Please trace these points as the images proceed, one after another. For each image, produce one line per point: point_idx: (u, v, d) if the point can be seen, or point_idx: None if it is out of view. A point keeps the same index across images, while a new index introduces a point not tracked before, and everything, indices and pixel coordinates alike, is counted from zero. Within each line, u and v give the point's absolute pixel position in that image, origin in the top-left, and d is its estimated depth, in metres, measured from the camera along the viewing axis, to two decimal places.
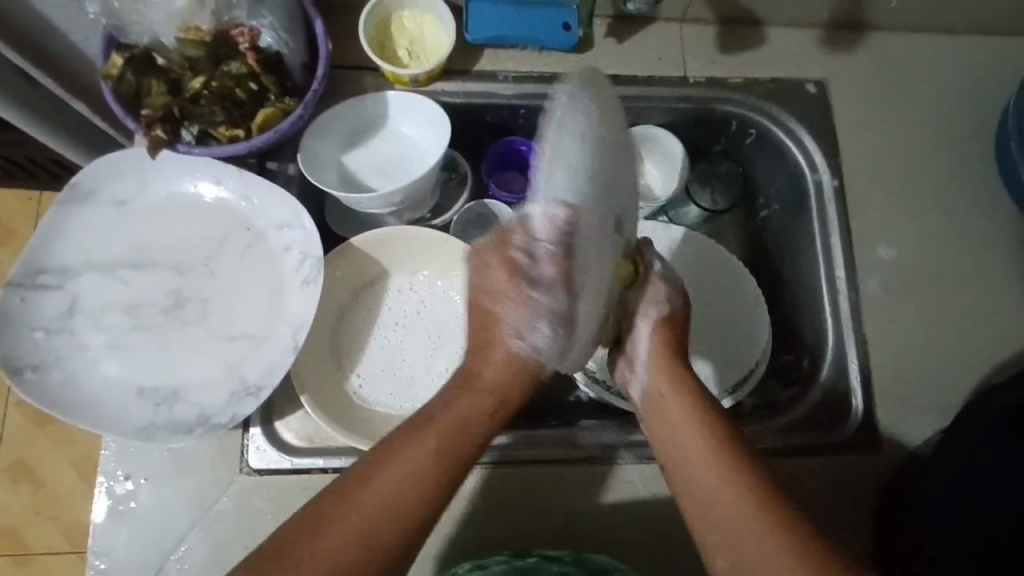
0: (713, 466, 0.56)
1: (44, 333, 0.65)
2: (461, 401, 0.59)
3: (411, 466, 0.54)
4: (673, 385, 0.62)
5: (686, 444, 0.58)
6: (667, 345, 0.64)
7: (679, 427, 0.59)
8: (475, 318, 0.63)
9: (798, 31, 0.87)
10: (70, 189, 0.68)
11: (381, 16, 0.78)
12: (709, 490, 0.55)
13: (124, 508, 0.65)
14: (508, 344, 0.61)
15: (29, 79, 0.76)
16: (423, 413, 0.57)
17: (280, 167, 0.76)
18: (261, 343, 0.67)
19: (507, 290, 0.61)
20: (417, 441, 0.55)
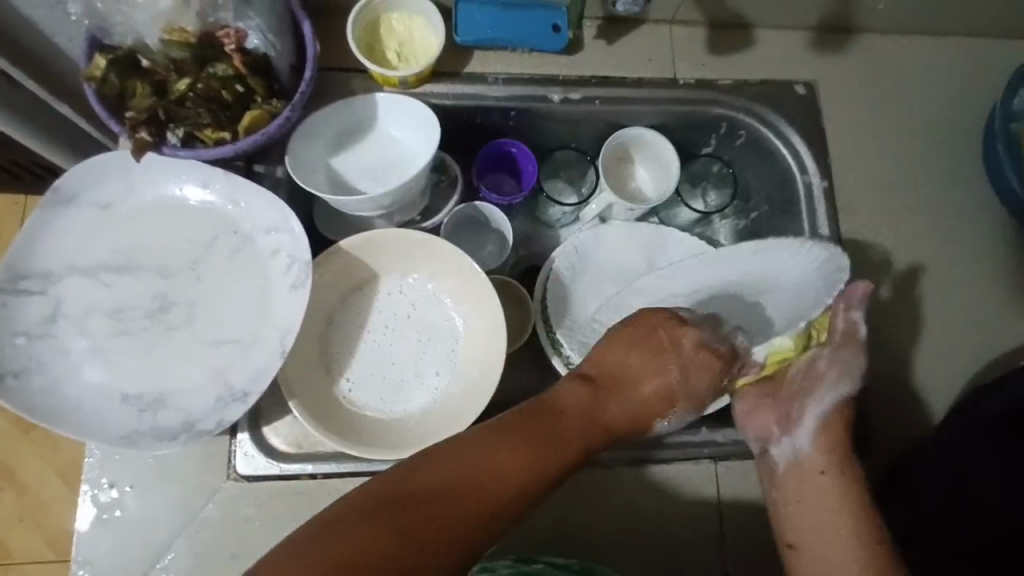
0: (842, 526, 0.63)
1: (25, 339, 0.64)
2: (596, 423, 0.64)
3: (528, 463, 0.58)
4: (831, 445, 0.67)
5: (819, 506, 0.64)
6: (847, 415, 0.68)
7: (825, 484, 0.65)
8: (653, 351, 0.67)
9: (786, 33, 0.87)
10: (53, 192, 0.67)
11: (369, 17, 0.77)
12: (833, 560, 0.62)
13: (109, 516, 0.64)
14: (659, 398, 0.67)
15: (10, 81, 0.75)
16: (564, 426, 0.62)
17: (268, 169, 0.75)
18: (248, 348, 0.67)
19: (703, 367, 0.68)
20: (546, 454, 0.60)
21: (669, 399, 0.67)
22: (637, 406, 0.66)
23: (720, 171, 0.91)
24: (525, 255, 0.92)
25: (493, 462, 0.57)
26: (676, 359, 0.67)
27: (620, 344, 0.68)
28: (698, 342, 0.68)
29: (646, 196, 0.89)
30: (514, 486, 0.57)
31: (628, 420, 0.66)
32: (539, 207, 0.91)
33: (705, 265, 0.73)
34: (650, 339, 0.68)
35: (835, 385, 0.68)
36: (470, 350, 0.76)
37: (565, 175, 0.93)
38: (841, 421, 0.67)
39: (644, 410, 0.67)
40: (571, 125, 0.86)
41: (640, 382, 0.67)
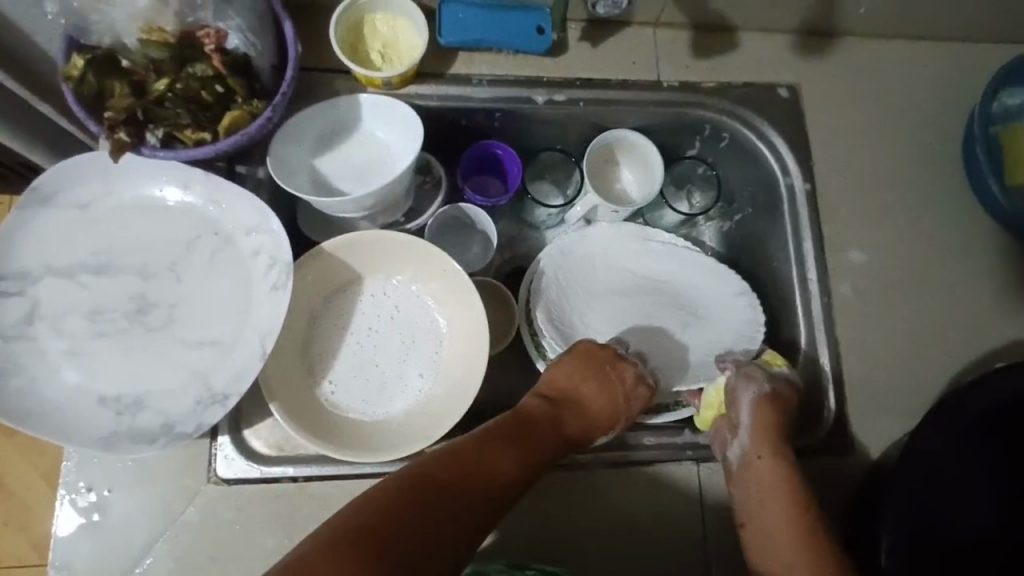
0: (783, 522, 0.65)
1: (1, 341, 0.63)
2: (561, 436, 0.68)
3: (516, 464, 0.62)
4: (765, 439, 0.69)
5: (767, 498, 0.67)
6: (778, 410, 0.71)
7: (770, 478, 0.67)
8: (592, 379, 0.73)
9: (771, 36, 0.87)
10: (30, 193, 0.66)
11: (352, 17, 0.77)
12: (777, 551, 0.64)
13: (87, 520, 0.63)
14: (600, 420, 0.71)
15: None
16: (532, 438, 0.66)
17: (250, 170, 0.74)
18: (228, 350, 0.66)
19: (637, 396, 0.74)
20: (524, 459, 0.63)
21: (605, 421, 0.71)
22: (590, 424, 0.71)
23: (704, 174, 0.92)
24: (510, 257, 0.92)
25: (483, 465, 0.60)
26: (616, 383, 0.73)
27: (570, 366, 0.74)
28: (636, 377, 0.75)
29: (631, 198, 0.89)
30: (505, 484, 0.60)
31: (585, 436, 0.70)
32: (524, 210, 0.91)
33: (671, 257, 0.89)
34: (601, 370, 0.74)
35: (756, 382, 0.72)
36: (453, 352, 0.76)
37: (550, 177, 0.93)
38: (776, 417, 0.70)
39: (591, 431, 0.71)
40: (555, 127, 0.87)
41: (591, 404, 0.71)
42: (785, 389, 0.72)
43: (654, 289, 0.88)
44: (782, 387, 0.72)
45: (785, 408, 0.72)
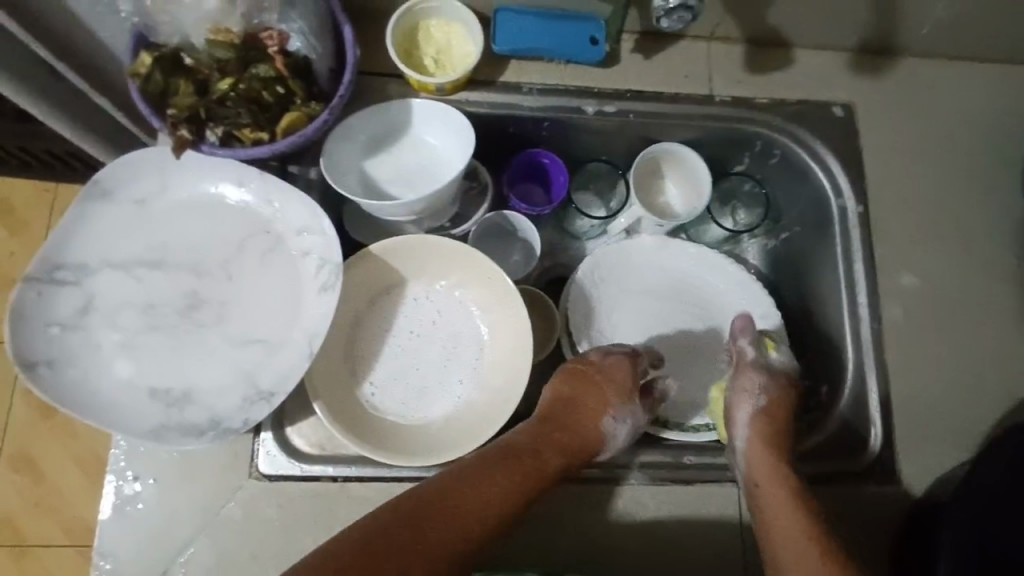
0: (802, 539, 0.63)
1: (59, 329, 0.65)
2: (564, 441, 0.68)
3: (517, 481, 0.62)
4: (771, 456, 0.69)
5: (782, 513, 0.65)
6: (779, 424, 0.71)
7: (782, 502, 0.66)
8: (579, 380, 0.73)
9: (826, 53, 0.86)
10: (91, 186, 0.67)
11: (408, 23, 0.77)
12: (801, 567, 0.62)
13: (130, 509, 0.64)
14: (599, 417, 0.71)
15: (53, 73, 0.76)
16: (531, 450, 0.65)
17: (302, 170, 0.76)
18: (277, 349, 0.67)
19: (621, 387, 0.73)
20: (525, 472, 0.63)
21: (599, 412, 0.71)
22: (587, 426, 0.70)
23: (751, 190, 0.91)
24: (550, 266, 0.92)
25: (487, 482, 0.61)
26: (604, 380, 0.73)
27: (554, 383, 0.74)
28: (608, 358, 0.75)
29: (675, 212, 0.88)
30: (512, 499, 0.61)
31: (593, 436, 0.70)
32: (566, 220, 0.91)
33: (709, 271, 0.88)
34: (586, 372, 0.74)
35: (756, 391, 0.73)
36: (493, 360, 0.76)
37: (594, 187, 0.92)
38: (776, 429, 0.71)
39: (595, 430, 0.70)
40: (603, 139, 0.86)
41: (580, 404, 0.71)
42: (784, 398, 0.73)
43: (691, 300, 0.87)
44: (780, 396, 0.73)
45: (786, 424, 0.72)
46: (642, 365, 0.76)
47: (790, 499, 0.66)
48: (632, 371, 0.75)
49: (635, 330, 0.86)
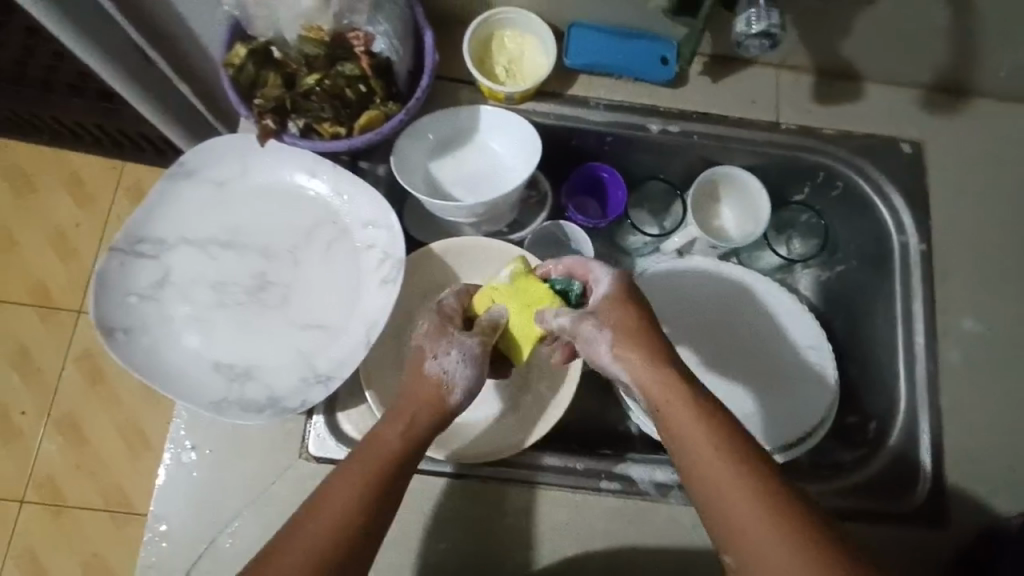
0: (747, 511, 0.50)
1: (137, 299, 0.68)
2: (404, 409, 0.60)
3: (366, 473, 0.56)
4: (673, 404, 0.56)
5: (716, 480, 0.52)
6: (651, 340, 0.60)
7: (709, 460, 0.53)
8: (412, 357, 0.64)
9: (897, 88, 0.85)
10: (176, 166, 0.71)
11: (484, 33, 0.80)
12: (763, 546, 0.49)
13: (185, 477, 0.67)
14: (423, 379, 0.61)
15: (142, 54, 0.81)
16: (369, 440, 0.58)
17: (371, 167, 0.79)
18: (336, 335, 0.70)
19: (428, 332, 0.64)
20: (369, 460, 0.56)
21: (418, 362, 0.63)
22: (419, 399, 0.61)
23: (808, 221, 0.91)
24: None
25: (328, 502, 0.54)
26: (417, 341, 0.65)
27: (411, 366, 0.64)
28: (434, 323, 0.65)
29: (729, 235, 0.88)
30: (359, 509, 0.54)
31: (421, 389, 0.61)
32: (618, 235, 0.91)
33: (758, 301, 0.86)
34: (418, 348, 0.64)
35: (619, 310, 0.61)
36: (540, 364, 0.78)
37: (649, 206, 0.93)
38: (649, 349, 0.59)
39: (420, 380, 0.61)
40: (663, 158, 0.87)
41: (412, 379, 0.62)
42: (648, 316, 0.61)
43: (740, 331, 0.85)
44: (643, 313, 0.61)
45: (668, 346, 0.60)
46: (452, 309, 0.66)
47: (715, 452, 0.53)
48: (440, 316, 0.65)
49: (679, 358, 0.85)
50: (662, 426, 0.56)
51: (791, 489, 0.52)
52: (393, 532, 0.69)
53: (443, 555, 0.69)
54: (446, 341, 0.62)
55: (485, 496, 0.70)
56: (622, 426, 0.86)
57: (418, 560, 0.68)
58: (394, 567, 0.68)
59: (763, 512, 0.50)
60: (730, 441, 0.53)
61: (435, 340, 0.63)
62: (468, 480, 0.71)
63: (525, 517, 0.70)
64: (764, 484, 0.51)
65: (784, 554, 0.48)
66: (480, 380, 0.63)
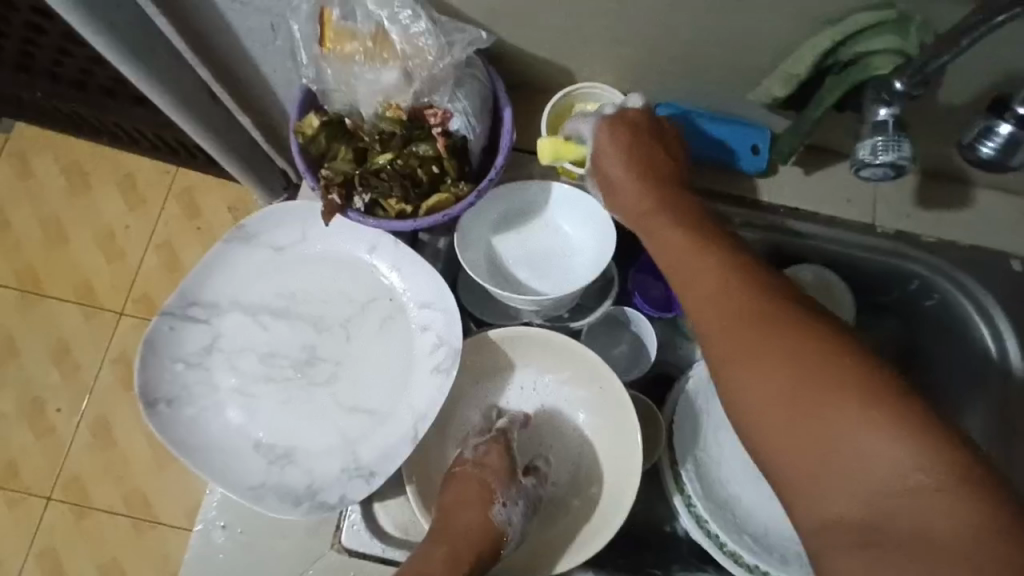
0: (708, 285, 0.56)
1: (183, 366, 0.66)
2: (456, 544, 0.62)
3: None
4: (652, 216, 0.62)
5: (686, 271, 0.58)
6: (638, 158, 0.65)
7: (682, 256, 0.58)
8: (468, 486, 0.67)
9: (1010, 197, 0.78)
10: (237, 230, 0.69)
11: (565, 105, 0.75)
12: (720, 320, 0.54)
13: (212, 558, 0.65)
14: (485, 519, 0.64)
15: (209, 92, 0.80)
16: (413, 570, 0.61)
17: (432, 239, 0.76)
18: (381, 422, 0.66)
19: (499, 471, 0.67)
20: None
21: (483, 498, 0.65)
22: (474, 537, 0.63)
23: (889, 327, 0.84)
24: (657, 362, 0.88)
25: None
26: (478, 471, 0.67)
27: (466, 490, 0.66)
28: (500, 462, 0.68)
29: None
30: None
31: (483, 532, 0.64)
32: (681, 319, 0.86)
33: None
34: (481, 482, 0.67)
35: (612, 141, 0.65)
36: (592, 466, 0.72)
37: None
38: (634, 171, 0.64)
39: (479, 520, 0.64)
40: None
41: (470, 511, 0.65)
42: (642, 133, 0.66)
43: None
44: (637, 135, 0.65)
45: (663, 162, 0.66)
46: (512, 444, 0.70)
47: (682, 241, 0.59)
48: (505, 452, 0.69)
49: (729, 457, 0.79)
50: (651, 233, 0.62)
51: (766, 274, 0.54)
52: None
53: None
54: (513, 491, 0.67)
55: None
56: (668, 527, 0.79)
57: None
58: None
59: (720, 280, 0.55)
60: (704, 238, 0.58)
61: (505, 484, 0.67)
62: None
63: None
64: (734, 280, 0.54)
65: (743, 341, 0.51)
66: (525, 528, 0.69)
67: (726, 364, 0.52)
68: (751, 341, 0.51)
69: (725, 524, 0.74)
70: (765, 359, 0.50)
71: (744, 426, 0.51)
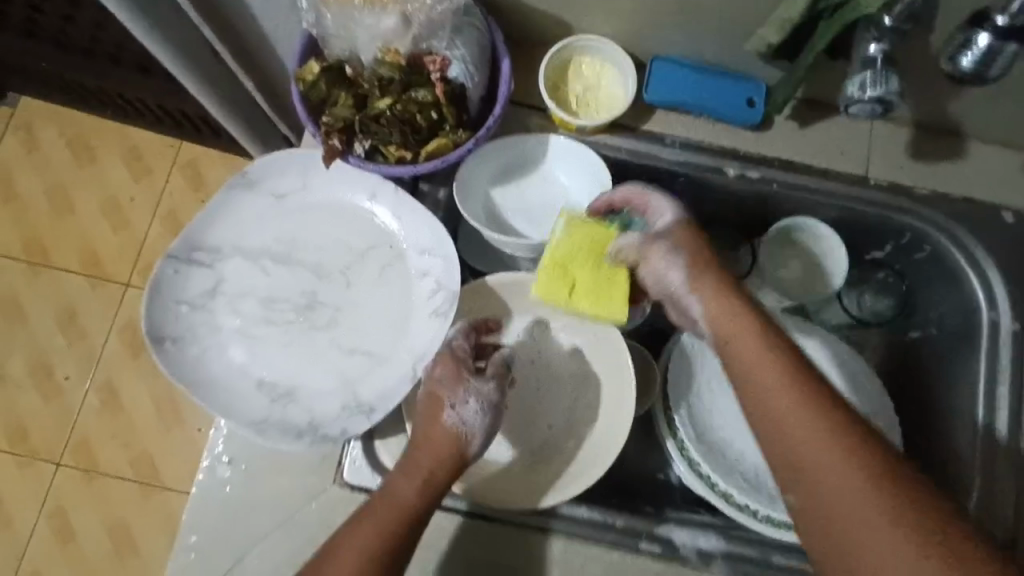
0: (785, 391, 0.58)
1: (188, 308, 0.68)
2: (420, 464, 0.62)
3: (372, 538, 0.59)
4: (727, 313, 0.64)
5: (761, 370, 0.60)
6: (704, 252, 0.68)
7: (752, 356, 0.61)
8: (425, 405, 0.65)
9: (1003, 151, 0.79)
10: (240, 177, 0.71)
11: (562, 58, 0.76)
12: (800, 428, 0.56)
13: (218, 491, 0.67)
14: (444, 429, 0.63)
15: (211, 50, 0.81)
16: (383, 494, 0.62)
17: (432, 189, 0.76)
18: (381, 364, 0.68)
19: (445, 379, 0.65)
20: (384, 516, 0.60)
21: (435, 411, 0.64)
22: (435, 452, 0.63)
23: (885, 280, 0.86)
24: (652, 318, 0.90)
25: (339, 554, 0.59)
26: (432, 388, 0.65)
27: (423, 410, 0.65)
28: (449, 369, 0.65)
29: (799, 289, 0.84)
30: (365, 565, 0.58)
31: (440, 443, 0.63)
32: None
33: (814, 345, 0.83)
34: (432, 400, 0.65)
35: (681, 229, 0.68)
36: (587, 408, 0.75)
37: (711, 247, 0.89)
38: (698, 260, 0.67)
39: (437, 434, 0.63)
40: (734, 202, 0.82)
41: (431, 432, 0.64)
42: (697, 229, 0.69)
43: None
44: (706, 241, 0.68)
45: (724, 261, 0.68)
46: (461, 352, 0.67)
47: (757, 345, 0.61)
48: (452, 360, 0.66)
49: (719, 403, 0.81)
50: (749, 362, 0.60)
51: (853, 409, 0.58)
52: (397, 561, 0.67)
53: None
54: (462, 391, 0.64)
55: (509, 540, 0.68)
56: (662, 475, 0.82)
57: None
58: None
59: (794, 391, 0.58)
60: (780, 348, 0.61)
61: (451, 389, 0.64)
62: (487, 521, 0.68)
63: (555, 569, 0.67)
64: (842, 420, 0.56)
65: (839, 460, 0.54)
66: (495, 425, 0.66)
67: (809, 474, 0.55)
68: (833, 456, 0.54)
69: (715, 466, 0.76)
70: (873, 498, 0.52)
71: (812, 521, 0.55)
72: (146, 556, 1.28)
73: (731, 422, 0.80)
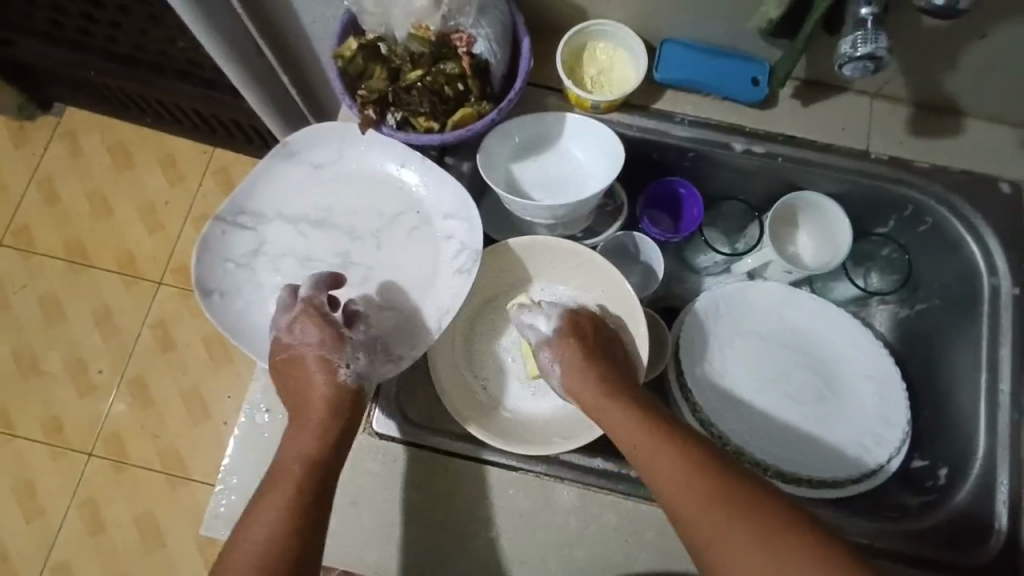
0: (660, 452, 0.63)
1: (234, 266, 0.74)
2: (316, 414, 0.66)
3: (289, 494, 0.61)
4: (609, 395, 0.69)
5: (637, 439, 0.65)
6: (578, 342, 0.73)
7: (631, 427, 0.66)
8: (297, 370, 0.68)
9: (997, 127, 0.83)
10: (281, 147, 0.75)
11: (577, 42, 0.82)
12: (674, 484, 0.62)
13: (256, 437, 0.72)
14: (329, 381, 0.68)
15: (254, 43, 0.88)
16: (290, 453, 0.64)
17: (456, 162, 0.82)
18: (409, 318, 0.74)
19: (320, 341, 0.68)
20: (298, 470, 0.63)
21: (326, 369, 0.68)
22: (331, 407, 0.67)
23: (889, 255, 0.89)
24: (665, 294, 0.93)
25: (255, 523, 0.60)
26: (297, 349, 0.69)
27: (297, 366, 0.68)
28: (319, 331, 0.68)
29: (804, 261, 0.88)
30: (285, 522, 0.60)
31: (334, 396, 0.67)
32: (688, 252, 0.92)
33: (825, 319, 0.87)
34: (303, 365, 0.68)
35: (559, 335, 0.74)
36: None
37: (722, 225, 0.94)
38: (581, 351, 0.72)
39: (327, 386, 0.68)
40: (742, 176, 0.87)
41: (314, 388, 0.67)
42: (577, 329, 0.74)
43: (796, 343, 0.86)
44: (586, 335, 0.73)
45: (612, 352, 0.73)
46: (322, 306, 0.70)
47: (630, 416, 0.67)
48: (321, 320, 0.69)
49: (729, 369, 0.85)
50: (607, 421, 0.68)
51: (713, 449, 0.64)
52: (417, 508, 0.71)
53: (462, 543, 0.70)
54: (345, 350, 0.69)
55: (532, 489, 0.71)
56: None
57: (462, 545, 0.70)
58: (440, 547, 0.70)
59: (666, 451, 0.63)
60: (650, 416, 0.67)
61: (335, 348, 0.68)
62: (508, 469, 0.72)
63: (570, 518, 0.70)
64: (706, 463, 0.62)
65: (714, 505, 0.59)
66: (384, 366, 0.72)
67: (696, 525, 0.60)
68: (709, 499, 0.60)
69: (725, 427, 0.81)
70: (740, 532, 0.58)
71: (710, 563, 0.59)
72: (170, 546, 1.31)
73: (741, 386, 0.84)
